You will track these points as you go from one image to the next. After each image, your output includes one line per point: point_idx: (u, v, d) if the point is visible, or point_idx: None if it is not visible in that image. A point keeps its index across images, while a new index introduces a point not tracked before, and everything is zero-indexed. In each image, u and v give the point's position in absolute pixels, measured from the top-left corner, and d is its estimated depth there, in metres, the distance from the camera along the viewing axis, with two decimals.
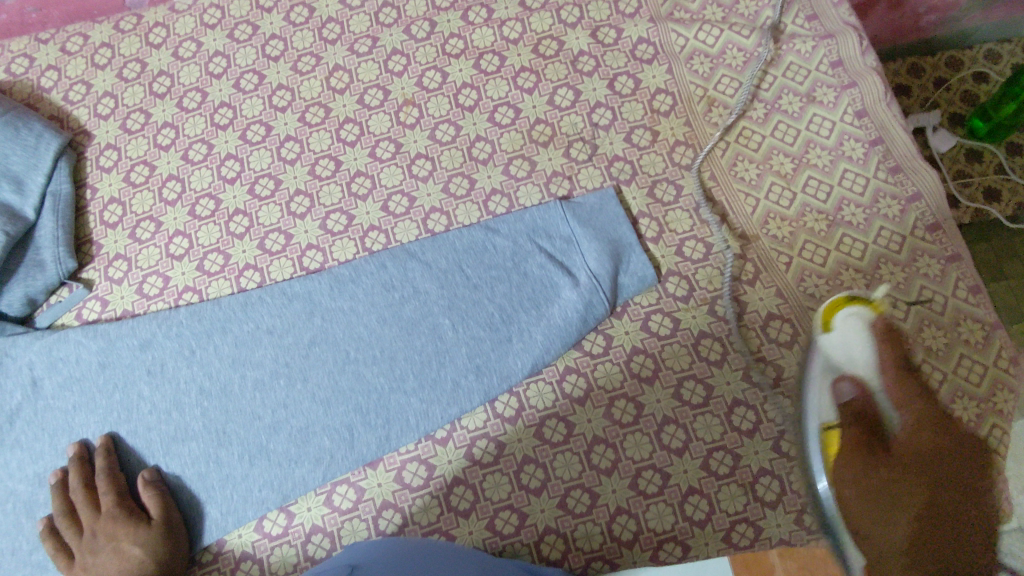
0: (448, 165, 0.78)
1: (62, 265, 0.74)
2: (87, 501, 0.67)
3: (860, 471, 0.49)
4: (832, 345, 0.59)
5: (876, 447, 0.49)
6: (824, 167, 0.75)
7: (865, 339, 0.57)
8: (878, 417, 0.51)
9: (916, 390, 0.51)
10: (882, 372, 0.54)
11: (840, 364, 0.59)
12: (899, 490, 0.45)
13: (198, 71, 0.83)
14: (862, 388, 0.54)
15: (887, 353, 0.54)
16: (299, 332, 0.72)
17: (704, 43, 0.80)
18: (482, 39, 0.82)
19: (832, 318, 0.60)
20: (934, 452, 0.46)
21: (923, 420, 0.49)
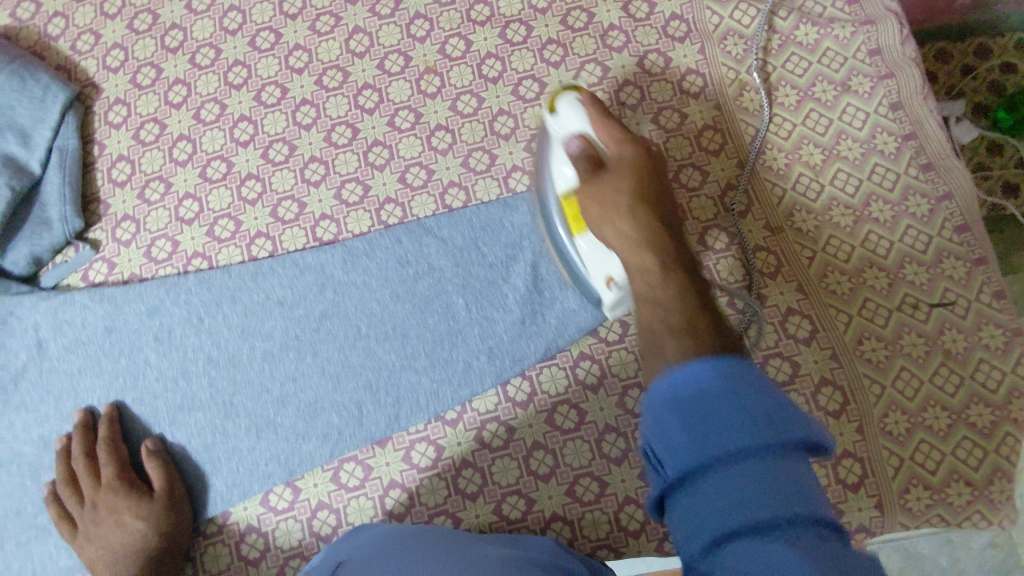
0: (468, 139, 0.75)
1: (68, 225, 0.72)
2: (88, 471, 0.66)
3: (595, 189, 0.51)
4: (559, 120, 0.56)
5: (596, 177, 0.51)
6: (855, 160, 0.73)
7: (581, 107, 0.55)
8: (594, 160, 0.52)
9: (617, 132, 0.53)
10: (593, 123, 0.54)
11: (557, 130, 0.57)
12: (628, 212, 0.49)
13: (212, 25, 0.80)
14: (585, 138, 0.53)
15: (597, 112, 0.55)
16: (310, 304, 0.71)
17: (739, 23, 0.77)
18: (509, 6, 0.79)
19: (555, 103, 0.57)
20: (648, 175, 0.52)
21: (623, 148, 0.53)
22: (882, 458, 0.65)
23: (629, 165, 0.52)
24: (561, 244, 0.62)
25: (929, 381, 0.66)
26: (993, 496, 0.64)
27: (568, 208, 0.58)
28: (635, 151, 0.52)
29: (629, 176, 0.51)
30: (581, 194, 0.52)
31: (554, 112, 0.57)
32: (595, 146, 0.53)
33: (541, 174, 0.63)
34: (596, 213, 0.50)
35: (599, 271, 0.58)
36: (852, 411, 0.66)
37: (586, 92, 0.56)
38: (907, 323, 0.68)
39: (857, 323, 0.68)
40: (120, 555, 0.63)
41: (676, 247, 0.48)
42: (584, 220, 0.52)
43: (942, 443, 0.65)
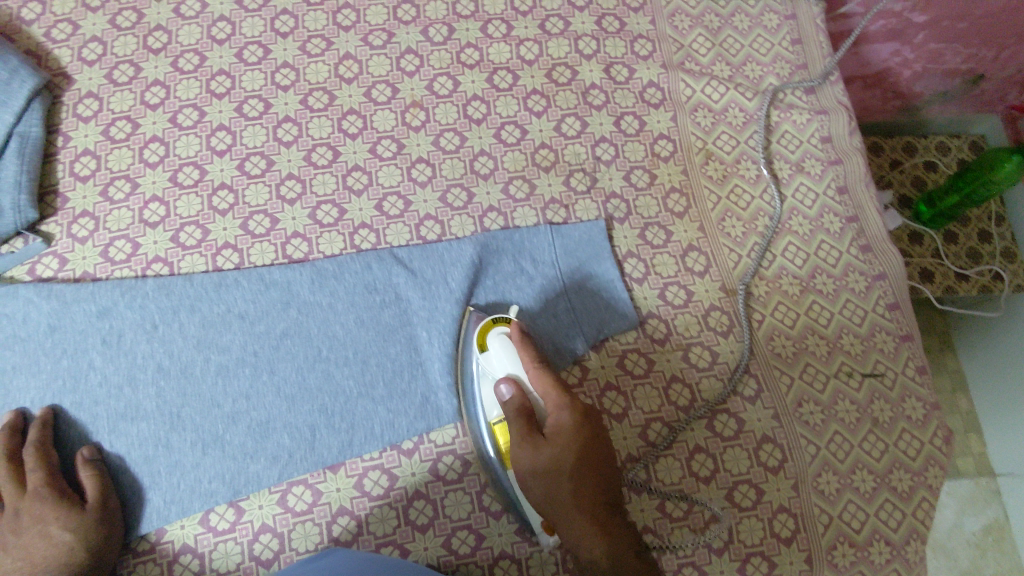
0: (448, 175, 0.77)
1: (20, 215, 0.68)
2: (14, 476, 0.62)
3: (536, 458, 0.60)
4: (488, 355, 0.66)
5: (536, 440, 0.61)
6: (804, 235, 0.79)
7: (511, 348, 0.65)
8: (522, 410, 0.62)
9: (552, 391, 0.62)
10: (526, 371, 0.64)
11: (488, 369, 0.66)
12: (569, 471, 0.60)
13: (199, 32, 0.79)
14: (517, 384, 0.63)
15: (527, 354, 0.64)
16: (272, 321, 0.70)
17: (708, 99, 0.83)
18: (498, 54, 0.82)
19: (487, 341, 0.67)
20: (581, 444, 0.61)
21: (558, 408, 0.62)
22: (815, 517, 0.68)
23: (566, 430, 0.61)
24: (483, 450, 0.66)
25: (858, 445, 0.71)
26: (908, 555, 0.68)
27: (501, 438, 0.64)
28: (570, 416, 0.61)
29: (566, 446, 0.61)
30: (523, 455, 0.61)
31: (485, 352, 0.67)
32: (527, 396, 0.63)
33: (460, 373, 0.69)
34: (535, 469, 0.61)
35: (533, 508, 0.63)
36: (789, 468, 0.70)
37: (516, 325, 0.67)
38: (842, 389, 0.73)
39: (798, 386, 0.73)
40: (40, 569, 0.59)
41: (603, 515, 0.61)
42: (521, 473, 0.61)
43: (867, 504, 0.70)
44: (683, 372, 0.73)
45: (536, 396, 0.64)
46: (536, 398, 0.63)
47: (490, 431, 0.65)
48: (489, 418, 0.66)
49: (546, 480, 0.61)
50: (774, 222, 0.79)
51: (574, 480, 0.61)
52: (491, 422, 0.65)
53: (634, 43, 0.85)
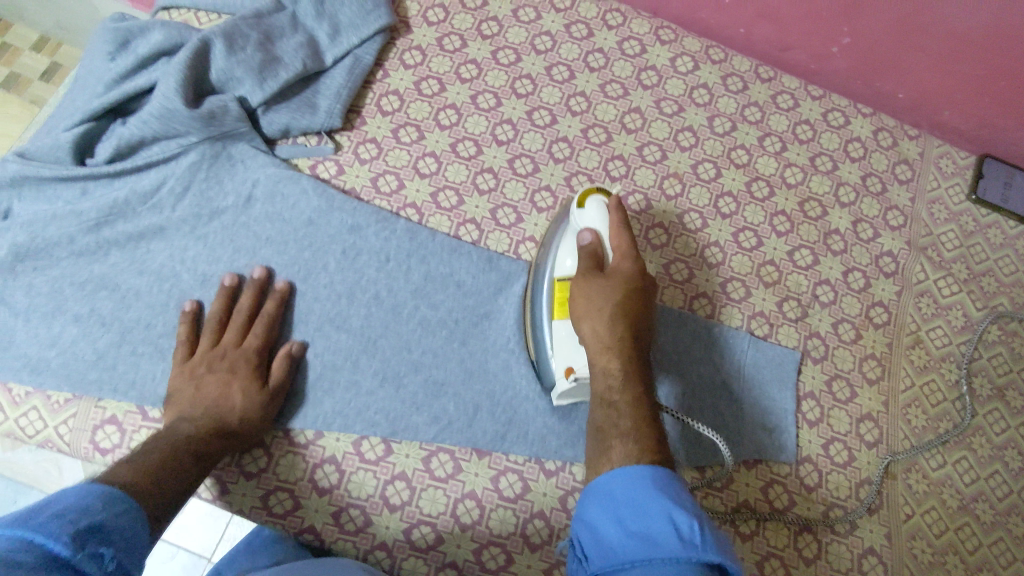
0: (678, 249, 0.81)
1: (328, 120, 0.77)
2: (241, 327, 0.69)
3: (592, 290, 0.63)
4: (582, 213, 0.69)
5: (594, 278, 0.64)
6: (980, 456, 0.78)
7: (604, 208, 0.68)
8: (593, 257, 0.66)
9: (626, 243, 0.66)
10: (610, 229, 0.67)
11: (579, 224, 0.69)
12: (608, 312, 0.61)
13: (525, 37, 0.88)
14: (597, 236, 0.67)
15: (616, 216, 0.67)
16: (482, 301, 0.75)
17: (937, 290, 0.85)
18: (765, 166, 0.87)
19: (585, 202, 0.69)
20: (635, 289, 0.63)
21: (624, 260, 0.65)
22: None
23: (623, 275, 0.64)
24: (537, 318, 0.71)
25: None
26: None
27: (557, 292, 0.68)
28: (632, 265, 0.64)
29: (620, 285, 0.63)
30: (580, 288, 0.64)
31: (581, 208, 0.70)
32: (603, 246, 0.67)
33: (544, 249, 0.73)
34: (586, 299, 0.63)
35: (564, 357, 0.66)
36: None
37: (616, 198, 0.69)
38: None
39: None
40: (196, 406, 0.63)
41: (636, 362, 0.61)
42: (573, 304, 0.64)
43: None
44: (819, 525, 0.72)
45: (611, 251, 0.66)
46: (610, 255, 0.66)
47: (553, 283, 0.69)
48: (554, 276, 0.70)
49: (599, 324, 0.62)
50: (957, 430, 0.78)
51: (614, 325, 0.61)
52: (559, 273, 0.69)
53: (889, 211, 0.87)
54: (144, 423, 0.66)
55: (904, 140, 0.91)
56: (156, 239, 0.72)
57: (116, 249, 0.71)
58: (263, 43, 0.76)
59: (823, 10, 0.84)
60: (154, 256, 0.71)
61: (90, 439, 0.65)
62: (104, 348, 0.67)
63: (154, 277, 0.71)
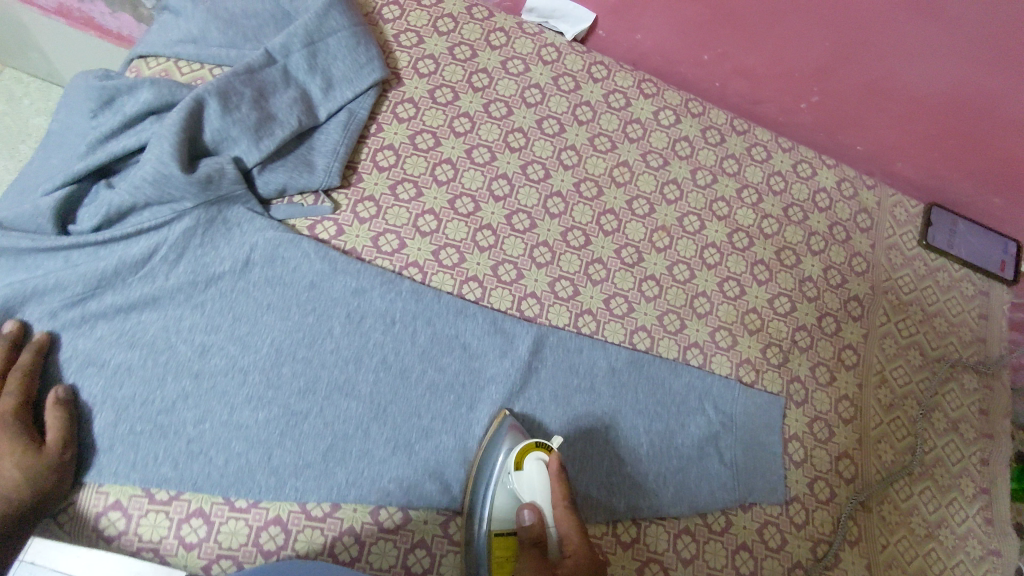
0: (670, 300, 0.85)
1: (327, 179, 0.76)
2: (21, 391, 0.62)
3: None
4: (521, 475, 0.68)
5: (545, 567, 0.62)
6: (941, 485, 0.85)
7: (545, 474, 0.68)
8: (536, 540, 0.66)
9: (573, 523, 0.65)
10: (550, 500, 0.67)
11: (517, 484, 0.69)
12: None
13: (515, 90, 0.89)
14: (538, 512, 0.67)
15: (558, 488, 0.67)
16: (488, 362, 0.75)
17: (897, 331, 0.92)
18: (743, 217, 0.92)
19: (523, 463, 0.68)
20: (589, 571, 0.62)
21: (575, 544, 0.63)
22: None
23: (572, 553, 0.63)
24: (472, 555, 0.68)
25: None
26: None
27: (495, 556, 0.68)
28: (576, 533, 0.64)
29: (572, 556, 0.62)
30: (524, 567, 0.63)
31: (517, 467, 0.68)
32: (544, 524, 0.67)
33: (480, 476, 0.70)
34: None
35: None
36: None
37: (555, 455, 0.69)
38: None
39: None
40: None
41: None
42: None
43: None
44: (808, 562, 0.77)
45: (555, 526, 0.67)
46: (552, 534, 0.66)
47: (486, 538, 0.68)
48: (490, 527, 0.68)
49: None
50: (921, 463, 0.85)
51: None
52: (491, 531, 0.68)
53: (853, 257, 0.94)
54: (152, 506, 0.63)
55: (862, 190, 0.99)
56: (149, 310, 0.68)
57: (104, 322, 0.67)
58: (258, 100, 0.74)
59: (794, 71, 0.91)
60: (146, 327, 0.67)
61: (94, 526, 0.62)
62: (98, 430, 0.63)
63: (148, 349, 0.66)
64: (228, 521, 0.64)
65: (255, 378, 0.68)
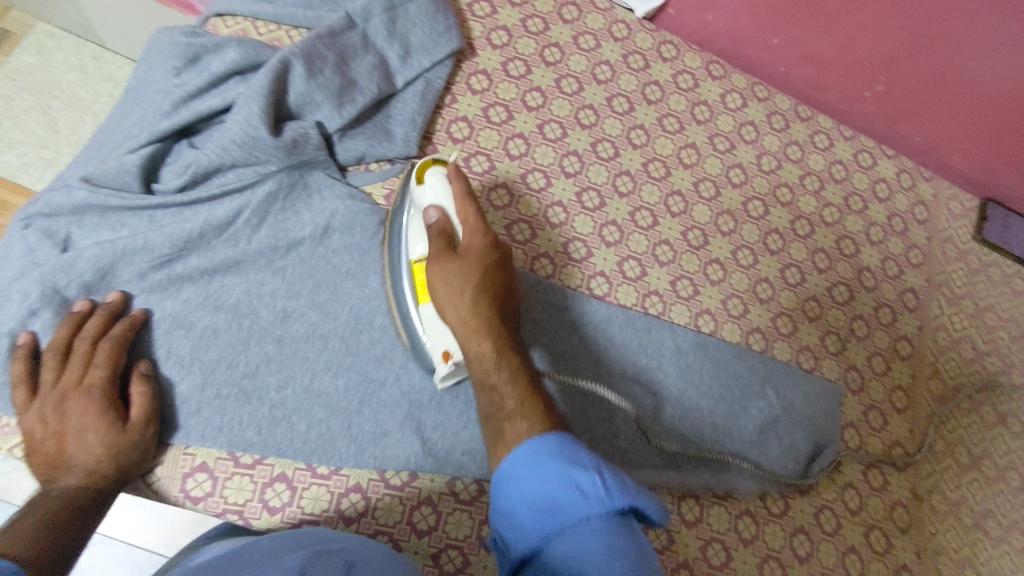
0: (734, 284, 0.85)
1: (405, 147, 0.76)
2: (108, 364, 0.61)
3: (447, 276, 0.60)
4: (422, 187, 0.65)
5: (446, 258, 0.60)
6: (989, 476, 0.86)
7: (446, 182, 0.64)
8: (445, 236, 0.62)
9: (472, 218, 0.62)
10: (456, 202, 0.63)
11: (420, 200, 0.65)
12: (469, 294, 0.59)
13: (586, 66, 0.88)
14: (443, 213, 0.62)
15: (460, 187, 0.63)
16: (556, 339, 0.76)
17: (951, 324, 0.93)
18: (806, 204, 0.91)
19: (425, 174, 0.65)
20: (488, 265, 0.61)
21: (471, 234, 0.62)
22: None
23: (475, 250, 0.61)
24: (402, 302, 0.66)
25: None
26: None
27: (419, 275, 0.64)
28: (482, 239, 0.62)
29: (474, 266, 0.60)
30: (435, 273, 0.60)
31: (421, 184, 0.65)
32: (451, 222, 0.62)
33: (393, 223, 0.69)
34: (444, 280, 0.60)
35: (437, 342, 0.62)
36: None
37: (454, 167, 0.65)
38: None
39: None
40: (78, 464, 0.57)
41: (503, 332, 0.59)
42: (434, 294, 0.60)
43: None
44: (861, 545, 0.79)
45: (459, 224, 0.63)
46: (457, 229, 0.62)
47: (411, 268, 0.65)
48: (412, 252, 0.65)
49: (456, 307, 0.59)
50: (970, 455, 0.87)
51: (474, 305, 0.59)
52: (412, 259, 0.64)
53: (910, 249, 0.95)
54: (237, 469, 0.63)
55: (921, 182, 0.99)
56: (231, 273, 0.68)
57: (189, 284, 0.67)
58: (340, 65, 0.74)
59: (866, 59, 0.89)
60: (230, 290, 0.67)
61: (180, 487, 0.62)
62: (186, 393, 0.64)
63: (232, 313, 0.67)
64: (311, 487, 0.64)
65: (335, 345, 0.68)
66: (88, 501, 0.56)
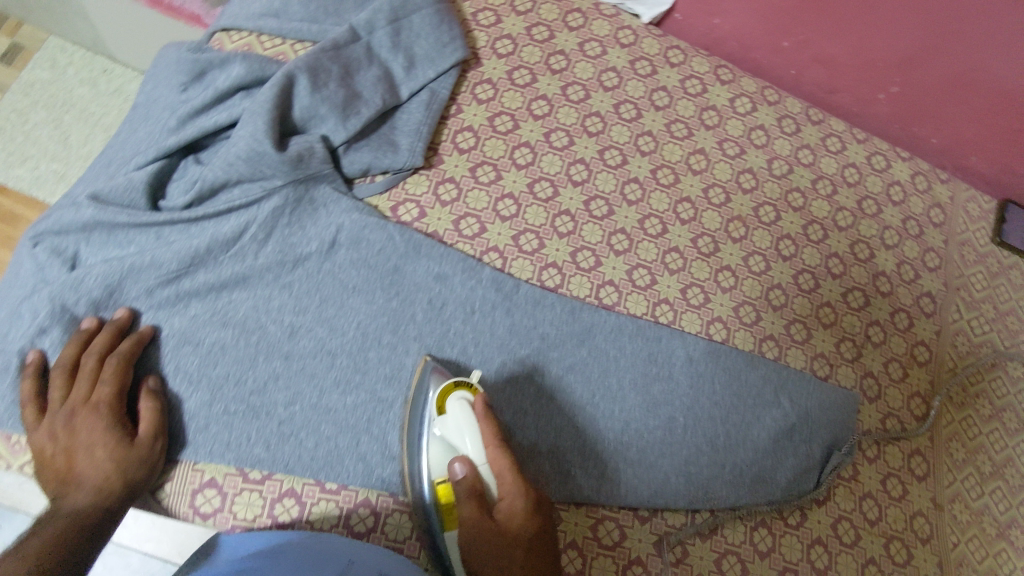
0: (746, 291, 0.84)
1: (411, 158, 0.76)
2: (115, 380, 0.61)
3: (488, 553, 0.59)
4: (444, 419, 0.63)
5: (482, 523, 0.59)
6: (1012, 485, 0.84)
7: (470, 418, 0.62)
8: (474, 491, 0.61)
9: (507, 472, 0.60)
10: (483, 450, 0.62)
11: (445, 433, 0.64)
12: (517, 569, 0.57)
13: (592, 73, 0.88)
14: (469, 466, 0.61)
15: (483, 429, 0.62)
16: (565, 351, 0.75)
17: (970, 328, 0.91)
18: (819, 208, 0.90)
19: (445, 405, 0.64)
20: (526, 523, 0.59)
21: (512, 492, 0.60)
22: None
23: (512, 512, 0.59)
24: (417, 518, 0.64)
25: None
26: None
27: (445, 505, 0.62)
28: (520, 499, 0.60)
29: (512, 532, 0.59)
30: (467, 537, 0.60)
31: (441, 413, 0.64)
32: (478, 474, 0.61)
33: (411, 425, 0.65)
34: (485, 556, 0.59)
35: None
36: None
37: (481, 395, 0.64)
38: None
39: None
40: (87, 481, 0.57)
41: (536, 573, 0.58)
42: (468, 554, 0.60)
43: None
44: (881, 557, 0.77)
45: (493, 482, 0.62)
46: (492, 483, 0.62)
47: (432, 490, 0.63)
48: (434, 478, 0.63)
49: (489, 563, 0.59)
50: (992, 463, 0.85)
51: (503, 547, 0.58)
52: (434, 480, 0.63)
53: (926, 252, 0.93)
54: (245, 485, 0.63)
55: (937, 184, 0.97)
56: (238, 289, 0.68)
57: (197, 300, 0.67)
58: (344, 78, 0.75)
59: (879, 61, 0.88)
60: (237, 306, 0.67)
61: (190, 503, 0.62)
62: (194, 408, 0.64)
63: (239, 329, 0.67)
64: (320, 502, 0.63)
65: (342, 360, 0.68)
66: (98, 517, 0.56)
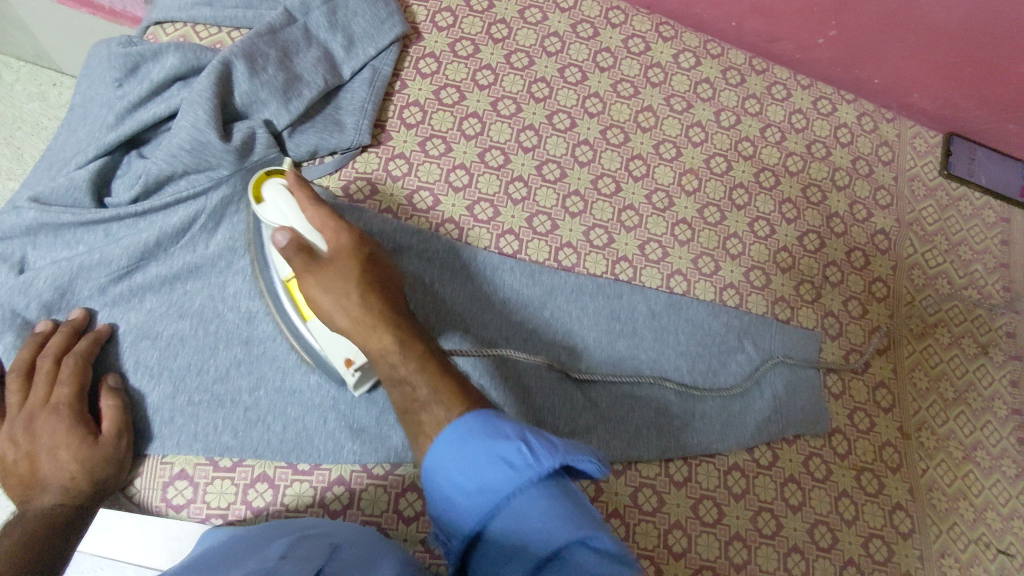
0: (703, 243, 0.85)
1: (358, 137, 0.76)
2: (72, 381, 0.61)
3: (322, 287, 0.54)
4: (264, 206, 0.61)
5: (314, 266, 0.55)
6: (975, 408, 0.87)
7: (284, 192, 0.60)
8: (303, 246, 0.56)
9: (325, 216, 0.58)
10: (301, 208, 0.59)
11: (268, 218, 0.61)
12: (350, 297, 0.54)
13: (534, 39, 0.88)
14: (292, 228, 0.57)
15: (298, 191, 0.60)
16: (527, 314, 0.75)
17: (925, 262, 0.93)
18: (769, 156, 0.91)
19: (262, 191, 0.61)
20: (359, 259, 0.57)
21: (337, 234, 0.58)
22: None
23: (341, 248, 0.57)
24: (293, 327, 0.64)
25: None
26: None
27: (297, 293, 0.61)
28: (348, 237, 0.58)
29: (343, 261, 0.56)
30: (310, 288, 0.55)
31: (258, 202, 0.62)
32: (304, 238, 0.57)
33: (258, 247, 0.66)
34: (323, 291, 0.54)
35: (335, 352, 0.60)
36: None
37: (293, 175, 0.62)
38: (979, 557, 0.80)
39: (943, 539, 0.79)
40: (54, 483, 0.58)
41: (405, 320, 0.54)
42: (317, 308, 0.55)
43: None
44: (854, 489, 0.79)
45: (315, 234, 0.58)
46: (315, 238, 0.57)
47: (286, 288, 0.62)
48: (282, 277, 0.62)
49: (336, 310, 0.54)
50: (954, 390, 0.87)
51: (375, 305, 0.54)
52: (284, 278, 0.62)
53: (877, 190, 0.94)
54: (216, 474, 0.63)
55: (883, 124, 0.98)
56: (192, 280, 0.68)
57: (152, 295, 0.67)
58: (283, 61, 0.74)
59: (816, 6, 0.88)
60: (193, 297, 0.67)
61: (162, 497, 0.62)
62: (157, 402, 0.64)
63: (197, 319, 0.66)
64: (294, 484, 0.64)
65: None
66: (64, 518, 0.56)
